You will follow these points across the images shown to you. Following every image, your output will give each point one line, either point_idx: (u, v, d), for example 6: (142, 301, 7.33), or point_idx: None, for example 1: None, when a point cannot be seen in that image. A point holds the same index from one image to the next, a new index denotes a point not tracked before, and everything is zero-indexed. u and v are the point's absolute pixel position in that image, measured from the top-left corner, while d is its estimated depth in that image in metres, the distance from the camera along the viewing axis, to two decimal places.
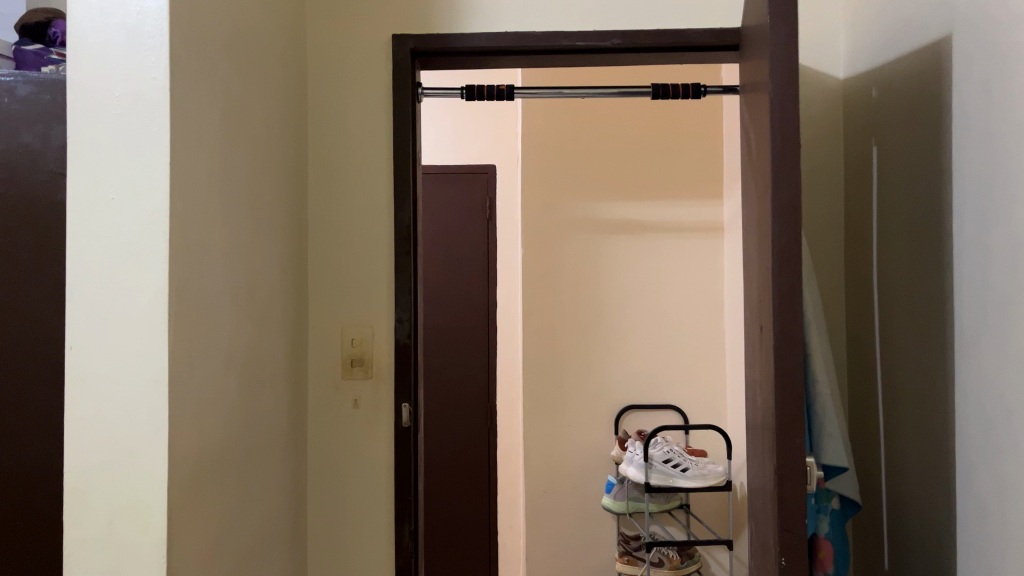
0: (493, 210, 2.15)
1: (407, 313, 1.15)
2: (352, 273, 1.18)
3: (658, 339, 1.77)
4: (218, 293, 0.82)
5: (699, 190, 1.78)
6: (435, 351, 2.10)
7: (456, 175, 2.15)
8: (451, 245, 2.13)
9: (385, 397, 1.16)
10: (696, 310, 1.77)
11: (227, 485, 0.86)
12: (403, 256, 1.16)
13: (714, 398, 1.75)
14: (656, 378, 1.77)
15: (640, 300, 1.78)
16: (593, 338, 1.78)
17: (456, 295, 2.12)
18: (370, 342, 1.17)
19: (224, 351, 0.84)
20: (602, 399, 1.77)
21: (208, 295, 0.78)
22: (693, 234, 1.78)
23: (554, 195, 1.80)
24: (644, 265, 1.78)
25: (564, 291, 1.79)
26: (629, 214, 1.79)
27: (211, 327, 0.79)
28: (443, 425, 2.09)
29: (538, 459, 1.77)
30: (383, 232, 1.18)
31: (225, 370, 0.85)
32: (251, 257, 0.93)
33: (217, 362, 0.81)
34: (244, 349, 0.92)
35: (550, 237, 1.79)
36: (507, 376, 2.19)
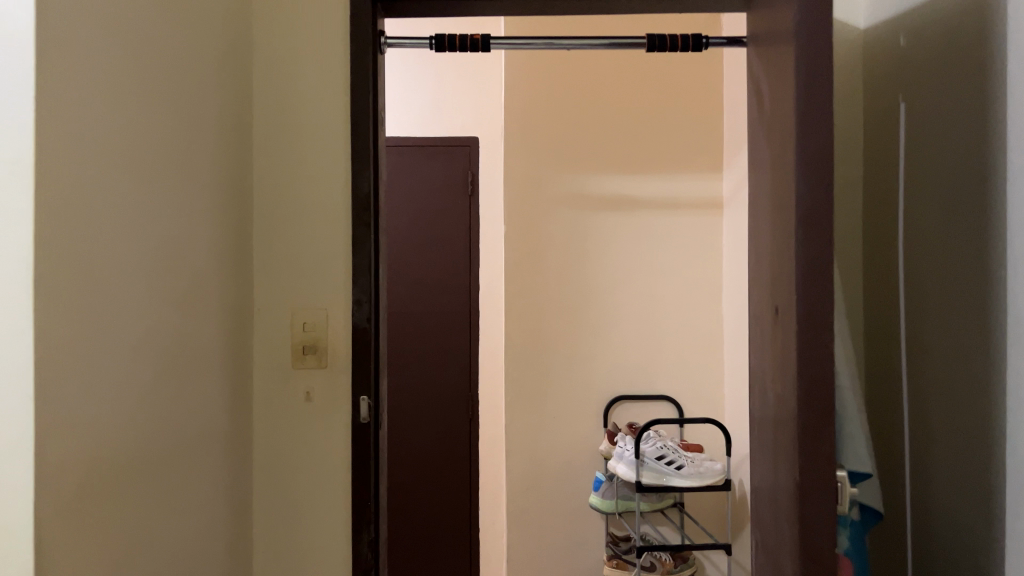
0: (475, 187, 2.01)
1: (366, 294, 1.01)
2: (304, 248, 1.03)
3: (651, 325, 1.64)
4: (117, 264, 0.67)
5: (697, 163, 1.64)
6: (413, 338, 1.97)
7: (435, 148, 2.00)
8: (431, 224, 1.98)
9: (342, 390, 1.02)
10: (692, 293, 1.64)
11: (139, 492, 0.73)
12: (362, 228, 1.01)
13: (711, 387, 1.63)
14: (649, 367, 1.63)
15: (631, 282, 1.64)
16: (580, 323, 1.64)
17: (435, 278, 1.98)
18: (323, 327, 1.02)
19: (127, 335, 0.70)
20: (590, 390, 1.64)
21: (100, 266, 0.64)
22: (689, 210, 1.64)
23: (539, 167, 1.66)
24: (636, 244, 1.64)
25: (549, 272, 1.64)
26: (620, 189, 1.65)
27: (104, 305, 0.65)
28: (422, 417, 1.96)
29: (521, 454, 1.63)
30: (341, 202, 1.03)
31: (132, 358, 0.71)
32: (169, 224, 0.79)
33: (114, 348, 0.67)
34: (162, 333, 0.78)
35: (535, 213, 1.65)
36: (489, 364, 2.06)
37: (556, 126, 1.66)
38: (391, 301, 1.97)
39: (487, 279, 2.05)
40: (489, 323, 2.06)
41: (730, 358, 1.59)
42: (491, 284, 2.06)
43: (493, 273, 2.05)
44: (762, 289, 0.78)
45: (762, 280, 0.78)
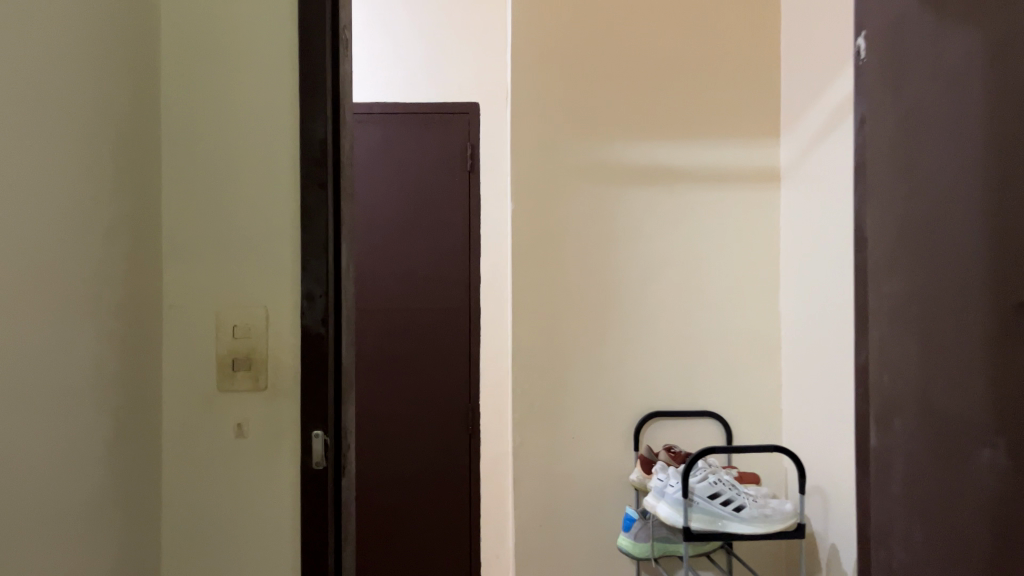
0: (476, 161, 1.72)
1: (323, 286, 0.71)
2: (233, 220, 0.72)
3: (692, 325, 1.34)
4: None
5: (749, 128, 1.35)
6: (404, 339, 1.69)
7: (429, 116, 1.71)
8: (424, 205, 1.69)
9: (289, 423, 0.72)
10: (742, 284, 1.34)
11: None
12: (316, 192, 0.71)
13: (765, 401, 1.33)
14: (689, 376, 1.33)
15: (668, 272, 1.34)
16: (605, 323, 1.34)
17: (429, 269, 1.70)
18: (263, 332, 0.72)
19: None
20: (617, 405, 1.33)
21: None
22: (740, 185, 1.34)
23: (554, 132, 1.35)
24: (674, 226, 1.34)
25: (567, 260, 1.34)
26: (655, 159, 1.35)
27: None
28: (414, 432, 1.68)
29: (532, 482, 1.33)
30: (289, 154, 0.73)
31: None
32: None
33: None
34: None
35: (549, 187, 1.35)
36: (492, 369, 1.75)
37: (575, 82, 1.35)
38: (378, 295, 1.69)
39: (490, 270, 1.75)
40: (492, 322, 1.75)
41: (792, 365, 1.29)
42: (495, 275, 1.75)
43: (496, 262, 1.75)
44: (984, 280, 0.49)
45: (981, 267, 0.50)
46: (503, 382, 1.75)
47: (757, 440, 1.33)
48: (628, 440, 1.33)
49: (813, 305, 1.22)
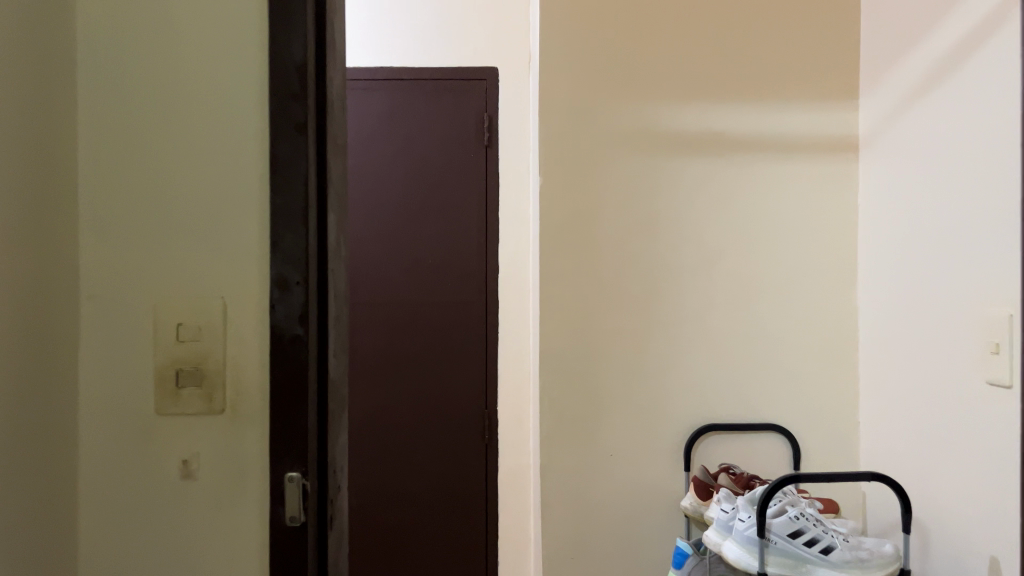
0: (493, 134, 1.52)
1: (302, 270, 0.50)
2: (179, 176, 0.51)
3: (753, 321, 1.14)
4: None
5: (823, 89, 1.14)
6: (412, 337, 1.51)
7: (440, 84, 1.51)
8: (435, 186, 1.51)
9: (255, 461, 0.51)
10: (812, 274, 1.13)
11: None
12: (291, 135, 0.50)
13: (840, 412, 1.13)
14: (748, 382, 1.13)
15: (726, 259, 1.14)
16: (650, 319, 1.14)
17: (440, 258, 1.51)
18: (218, 334, 0.51)
19: None
20: (664, 416, 1.13)
21: None
22: (811, 157, 1.14)
23: (592, 94, 1.14)
24: (732, 206, 1.14)
25: (606, 245, 1.14)
26: (710, 126, 1.14)
27: None
28: (423, 441, 1.51)
29: (564, 507, 1.13)
30: (258, 83, 0.52)
31: None
32: None
33: None
34: None
35: (584, 159, 1.14)
36: (512, 373, 1.54)
37: (617, 34, 1.14)
38: (383, 288, 1.51)
39: (509, 259, 1.54)
40: (512, 318, 1.54)
41: (875, 369, 1.09)
42: (515, 264, 1.54)
43: (517, 251, 1.54)
44: None
45: None
46: (525, 386, 1.54)
47: (830, 456, 1.13)
48: (677, 457, 1.13)
49: (907, 298, 1.01)
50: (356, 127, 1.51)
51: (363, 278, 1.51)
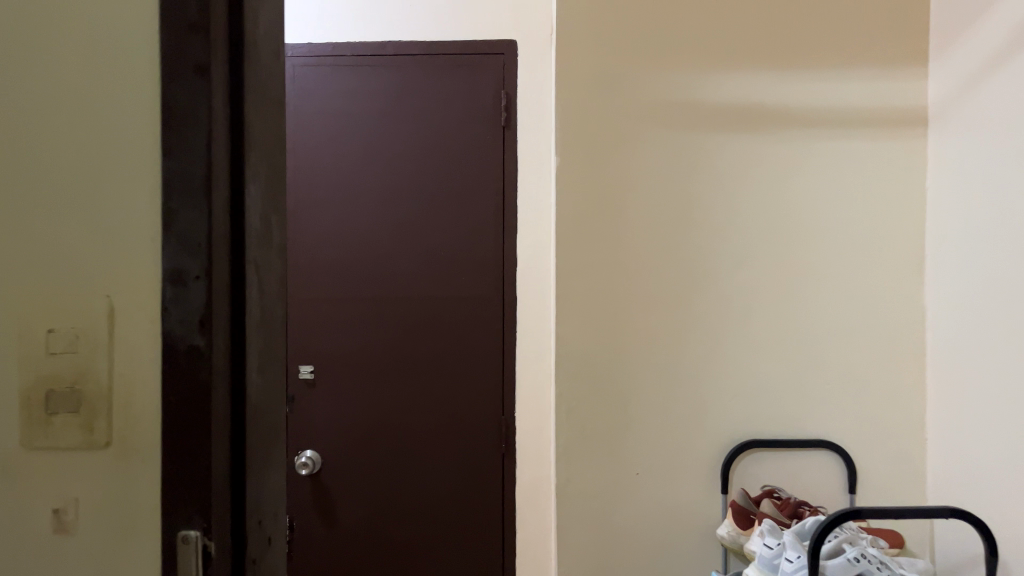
0: (511, 114, 1.39)
1: (202, 260, 0.37)
2: (48, 136, 0.39)
3: (801, 321, 0.99)
4: None
5: (885, 54, 0.98)
6: (423, 336, 1.40)
7: (454, 60, 1.38)
8: (448, 172, 1.39)
9: (148, 512, 0.39)
10: (870, 267, 0.99)
11: None
12: (188, 79, 0.37)
13: (902, 427, 0.98)
14: (795, 390, 0.99)
15: (770, 251, 0.99)
16: (682, 318, 1.00)
17: (454, 250, 1.39)
18: (102, 345, 0.39)
19: None
20: (697, 428, 0.99)
21: None
22: (871, 134, 0.99)
23: (616, 63, 1.00)
24: (777, 189, 0.99)
25: (631, 234, 1.00)
26: (753, 97, 0.99)
27: None
28: (435, 447, 1.40)
29: (583, 531, 1.00)
30: (149, 8, 0.38)
31: None
32: None
33: None
34: None
35: (607, 136, 1.00)
36: (531, 377, 1.40)
37: None
38: (392, 282, 1.40)
39: (527, 251, 1.39)
40: (532, 316, 1.40)
41: (945, 379, 0.94)
42: (534, 257, 1.40)
43: (537, 242, 1.39)
44: None
45: None
46: (545, 391, 1.40)
47: (889, 477, 0.98)
48: (712, 475, 0.99)
49: (982, 300, 0.86)
50: (364, 108, 1.39)
51: (371, 271, 1.40)
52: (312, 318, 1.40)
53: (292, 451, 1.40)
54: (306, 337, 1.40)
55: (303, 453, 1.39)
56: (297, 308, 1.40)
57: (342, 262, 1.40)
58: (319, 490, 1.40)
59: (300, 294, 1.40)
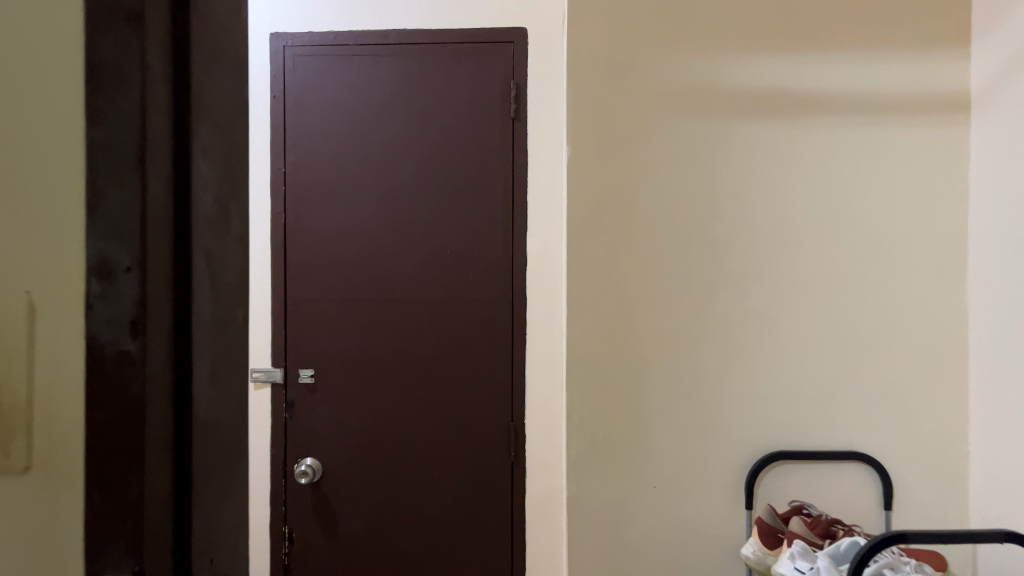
0: (520, 105, 1.32)
1: (136, 250, 0.31)
2: None
3: (831, 323, 0.92)
4: None
5: (922, 35, 0.91)
6: (429, 338, 1.33)
7: (461, 49, 1.32)
8: (454, 166, 1.33)
9: (68, 553, 0.32)
10: (907, 264, 0.91)
11: None
12: (116, 28, 0.31)
13: (941, 438, 0.91)
14: (824, 397, 0.92)
15: (797, 247, 0.92)
16: (702, 319, 0.93)
17: (460, 248, 1.33)
18: (13, 348, 0.33)
19: None
20: (719, 438, 0.92)
21: None
22: (906, 121, 0.91)
23: (630, 47, 0.94)
24: (805, 180, 0.92)
25: (648, 229, 0.93)
26: (779, 81, 0.92)
27: None
28: (441, 455, 1.33)
29: (595, 550, 0.93)
30: None
31: None
32: None
33: None
34: None
35: (622, 123, 0.94)
36: (541, 381, 1.33)
37: None
38: (396, 282, 1.33)
39: (538, 249, 1.33)
40: (542, 318, 1.33)
41: (989, 387, 0.86)
42: (545, 256, 1.33)
43: (548, 240, 1.33)
44: None
45: None
46: (556, 396, 1.34)
47: (927, 492, 0.91)
48: (735, 488, 0.92)
49: None
50: (367, 99, 1.33)
51: (374, 270, 1.34)
52: (312, 320, 1.34)
53: (291, 458, 1.34)
54: (307, 339, 1.34)
55: (302, 462, 1.33)
56: (297, 309, 1.34)
57: (344, 260, 1.34)
58: (319, 499, 1.34)
59: (300, 294, 1.34)
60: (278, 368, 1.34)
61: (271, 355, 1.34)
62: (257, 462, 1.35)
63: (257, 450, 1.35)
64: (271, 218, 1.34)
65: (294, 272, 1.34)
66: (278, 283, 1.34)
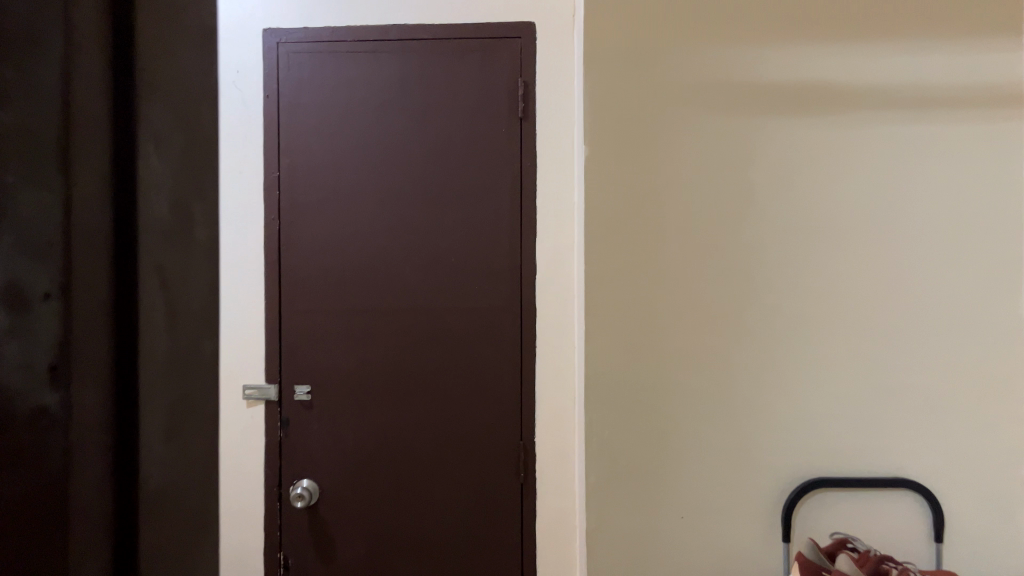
0: (529, 104, 1.25)
1: (63, 270, 0.23)
2: None
3: (869, 337, 0.86)
4: None
5: (973, 22, 0.83)
6: (432, 352, 1.26)
7: (465, 44, 1.24)
8: (459, 169, 1.25)
9: None
10: (952, 272, 0.85)
11: None
12: None
13: (989, 458, 0.85)
14: (864, 417, 0.85)
15: (833, 255, 0.86)
16: (730, 332, 0.87)
17: (465, 256, 1.25)
18: None
19: None
20: (750, 462, 0.86)
21: None
22: (955, 116, 0.84)
23: (653, 38, 0.86)
24: (842, 181, 0.85)
25: (670, 236, 0.87)
26: (813, 73, 0.85)
27: None
28: (446, 477, 1.26)
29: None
30: None
31: None
32: None
33: None
34: None
35: (643, 121, 0.87)
36: (552, 397, 1.25)
37: None
38: (398, 292, 1.26)
39: (547, 256, 1.25)
40: (552, 329, 1.25)
41: None
42: (555, 263, 1.25)
43: (557, 246, 1.25)
44: None
45: None
46: (568, 413, 1.26)
47: (972, 516, 0.85)
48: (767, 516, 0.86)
49: None
50: (365, 98, 1.25)
51: (374, 280, 1.26)
52: (309, 333, 1.26)
53: (287, 480, 1.26)
54: (303, 353, 1.26)
55: (298, 484, 1.24)
56: (292, 321, 1.26)
57: (342, 269, 1.26)
58: (317, 524, 1.26)
59: (296, 306, 1.26)
60: (272, 384, 1.26)
61: (265, 371, 1.26)
62: (251, 484, 1.27)
63: (251, 472, 1.28)
64: (265, 225, 1.26)
65: (289, 282, 1.26)
66: (272, 293, 1.26)
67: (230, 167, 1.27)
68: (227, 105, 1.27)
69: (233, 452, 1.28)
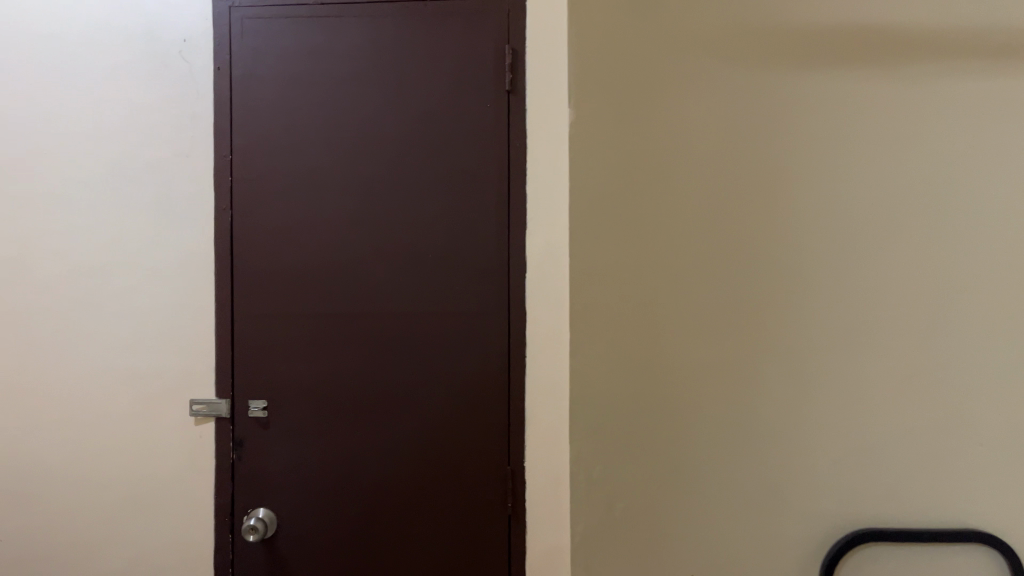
0: (518, 77, 1.08)
1: None
2: None
3: (909, 345, 0.72)
4: None
5: None
6: (408, 362, 1.09)
7: (445, 8, 1.08)
8: (438, 152, 1.09)
9: None
10: (1008, 264, 0.71)
11: None
12: None
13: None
14: (899, 439, 0.73)
15: (854, 242, 0.72)
16: (742, 340, 0.74)
17: (446, 252, 1.09)
18: None
19: None
20: (766, 492, 0.74)
21: None
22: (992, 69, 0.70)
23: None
24: (876, 159, 0.72)
25: (673, 228, 0.73)
26: (842, 30, 0.72)
27: None
28: (423, 507, 1.09)
29: None
30: None
31: None
32: None
33: None
34: None
35: (639, 88, 0.73)
36: (545, 416, 1.09)
37: None
38: (369, 294, 1.09)
39: (539, 253, 1.08)
40: (544, 337, 1.08)
41: None
42: (548, 261, 1.08)
43: (551, 242, 1.08)
44: None
45: None
46: (563, 434, 1.09)
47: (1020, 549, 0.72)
48: (782, 553, 0.74)
49: None
50: (332, 70, 1.09)
51: (341, 280, 1.09)
52: (265, 340, 1.09)
53: (240, 510, 1.09)
54: (258, 363, 1.09)
55: (253, 514, 1.07)
56: (246, 327, 1.09)
57: (304, 267, 1.09)
58: (275, 560, 1.09)
59: (251, 309, 1.09)
60: (223, 399, 1.09)
61: (214, 384, 1.09)
62: (198, 517, 1.10)
63: (197, 502, 1.10)
64: (214, 215, 1.09)
65: (243, 282, 1.09)
66: (222, 295, 1.09)
67: (172, 149, 1.10)
68: (169, 78, 1.10)
69: (174, 481, 1.10)
